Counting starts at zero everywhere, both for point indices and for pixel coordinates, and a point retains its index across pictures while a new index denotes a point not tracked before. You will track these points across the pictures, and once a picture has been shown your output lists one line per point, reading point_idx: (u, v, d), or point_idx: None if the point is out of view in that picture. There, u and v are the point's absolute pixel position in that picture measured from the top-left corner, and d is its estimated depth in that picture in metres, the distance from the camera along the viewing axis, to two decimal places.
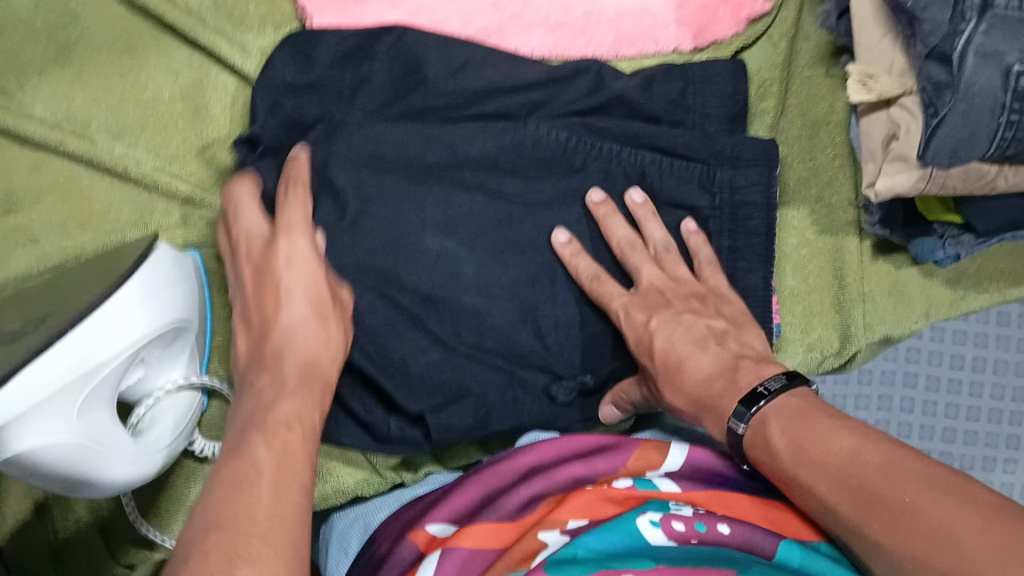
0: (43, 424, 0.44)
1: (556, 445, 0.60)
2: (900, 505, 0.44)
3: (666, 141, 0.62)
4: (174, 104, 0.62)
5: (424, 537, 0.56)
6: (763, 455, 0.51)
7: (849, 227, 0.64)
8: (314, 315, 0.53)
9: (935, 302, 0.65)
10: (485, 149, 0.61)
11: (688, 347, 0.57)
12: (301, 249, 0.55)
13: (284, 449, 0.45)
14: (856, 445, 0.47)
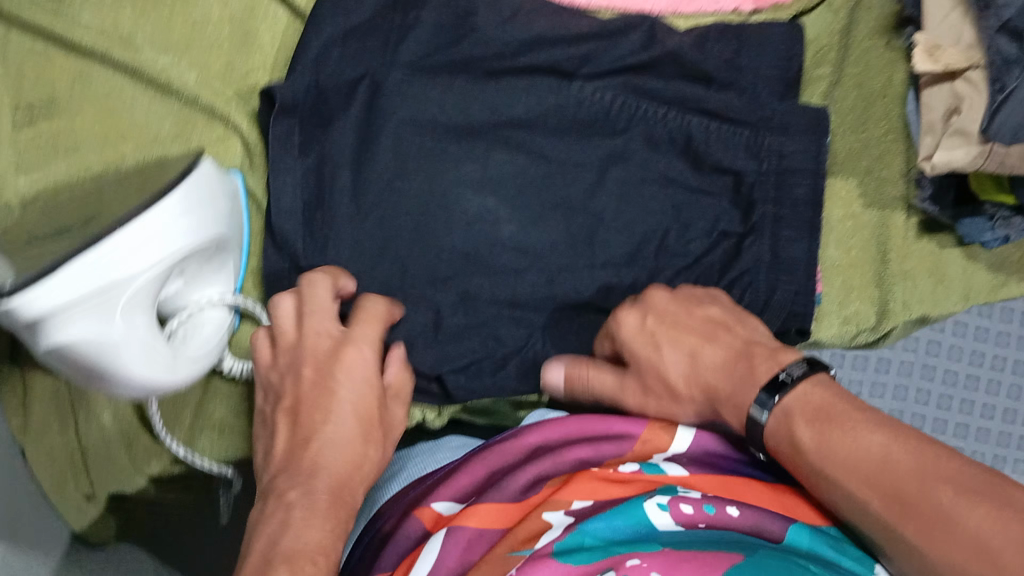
0: (83, 320, 0.44)
1: (565, 421, 0.58)
2: (936, 513, 0.42)
3: (716, 104, 0.60)
4: (221, 28, 0.62)
5: (429, 515, 0.54)
6: (784, 445, 0.48)
7: (898, 202, 0.63)
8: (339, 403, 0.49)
9: (975, 287, 0.65)
10: (529, 108, 0.60)
11: (694, 341, 0.55)
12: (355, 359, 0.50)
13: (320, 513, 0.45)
14: (888, 443, 0.45)
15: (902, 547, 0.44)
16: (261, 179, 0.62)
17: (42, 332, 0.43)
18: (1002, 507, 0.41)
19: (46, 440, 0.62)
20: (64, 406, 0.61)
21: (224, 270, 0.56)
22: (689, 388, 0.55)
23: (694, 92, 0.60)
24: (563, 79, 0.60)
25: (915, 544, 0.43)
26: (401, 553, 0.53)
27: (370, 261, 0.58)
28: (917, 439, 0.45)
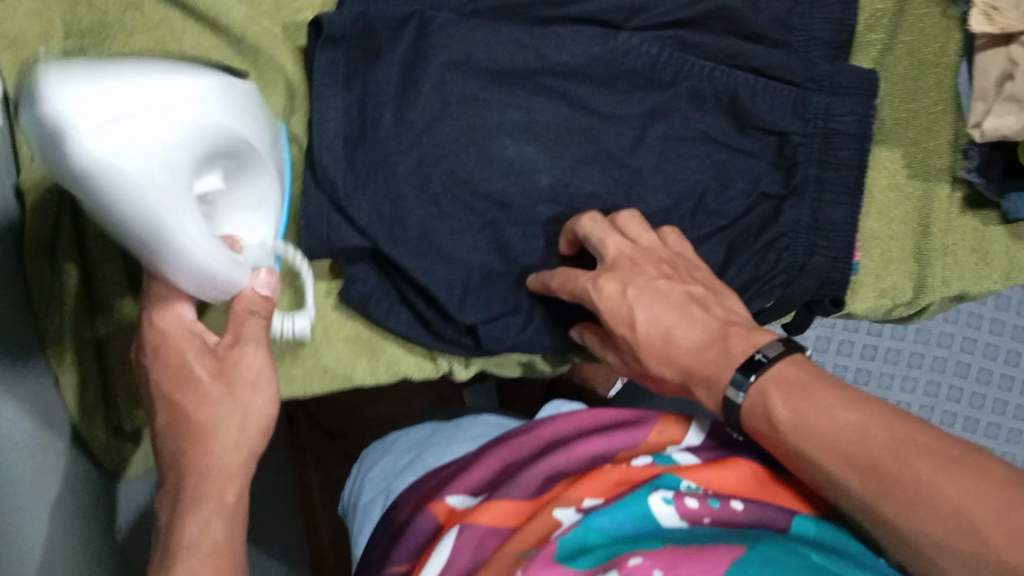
0: (200, 161, 0.42)
1: (577, 418, 0.65)
2: (915, 486, 0.42)
3: (764, 63, 0.59)
4: None
5: (444, 510, 0.60)
6: (762, 428, 0.48)
7: (943, 173, 0.63)
8: (222, 399, 0.46)
9: (1017, 265, 0.64)
10: (575, 58, 0.59)
11: (673, 317, 0.53)
12: (252, 357, 0.47)
13: None
14: (865, 420, 0.44)
15: (884, 523, 0.44)
16: (303, 118, 0.62)
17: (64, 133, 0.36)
18: (980, 479, 0.41)
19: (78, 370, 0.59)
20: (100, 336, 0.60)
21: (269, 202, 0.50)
22: (667, 374, 0.53)
23: (743, 49, 0.59)
24: (610, 30, 0.59)
25: (893, 521, 0.43)
26: (418, 545, 0.59)
27: (409, 202, 0.59)
28: (890, 413, 0.44)
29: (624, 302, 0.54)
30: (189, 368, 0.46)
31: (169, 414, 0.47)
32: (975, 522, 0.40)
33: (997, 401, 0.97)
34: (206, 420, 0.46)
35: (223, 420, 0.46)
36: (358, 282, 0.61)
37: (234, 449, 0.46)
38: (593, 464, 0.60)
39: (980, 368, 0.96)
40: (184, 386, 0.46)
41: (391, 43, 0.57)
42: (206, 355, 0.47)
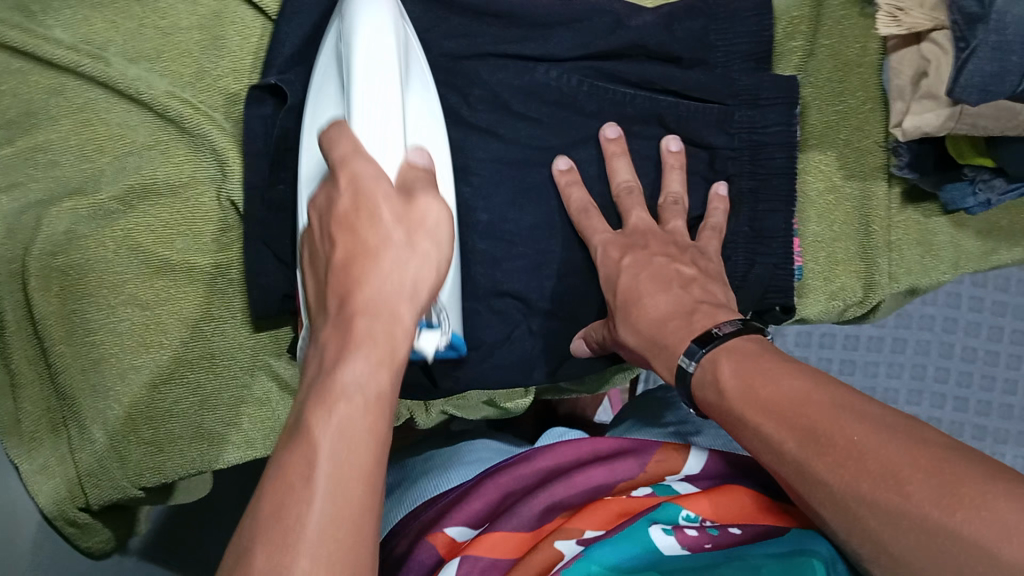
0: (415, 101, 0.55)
1: (575, 448, 0.62)
2: (848, 445, 0.40)
3: (685, 85, 0.61)
4: (191, 34, 0.62)
5: (444, 540, 0.56)
6: (710, 393, 0.48)
7: (879, 171, 0.63)
8: (394, 247, 0.42)
9: (963, 254, 0.64)
10: (499, 93, 0.60)
11: (653, 287, 0.55)
12: (434, 214, 0.44)
13: (349, 444, 0.37)
14: (811, 387, 0.44)
15: (836, 506, 0.42)
16: (238, 182, 0.61)
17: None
18: (913, 442, 0.39)
19: (38, 455, 0.62)
20: (57, 419, 0.63)
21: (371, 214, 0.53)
22: (630, 341, 0.55)
23: (660, 74, 0.61)
24: (528, 65, 0.60)
25: (825, 479, 0.41)
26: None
27: None
28: (838, 384, 0.44)
29: (618, 270, 0.57)
30: (373, 204, 0.43)
31: (337, 253, 0.43)
32: (903, 478, 0.38)
33: (984, 377, 0.95)
34: (377, 258, 0.42)
35: (407, 261, 0.42)
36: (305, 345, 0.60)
37: (407, 293, 0.42)
38: (594, 494, 0.58)
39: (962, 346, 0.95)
40: (354, 238, 0.43)
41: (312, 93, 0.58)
42: (392, 195, 0.44)
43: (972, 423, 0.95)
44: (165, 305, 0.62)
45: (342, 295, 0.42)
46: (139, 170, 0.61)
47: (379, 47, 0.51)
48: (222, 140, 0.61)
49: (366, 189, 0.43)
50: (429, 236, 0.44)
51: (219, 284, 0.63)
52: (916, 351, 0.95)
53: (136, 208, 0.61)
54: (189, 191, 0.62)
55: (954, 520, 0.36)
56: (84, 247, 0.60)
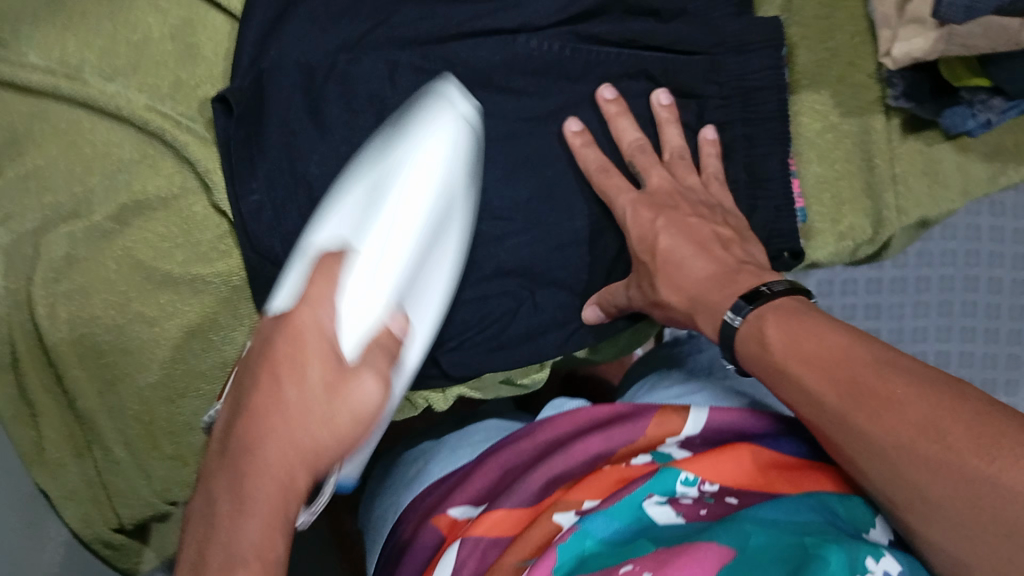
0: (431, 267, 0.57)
1: (573, 418, 0.64)
2: (886, 396, 0.42)
3: (667, 39, 0.60)
4: (164, 45, 0.62)
5: (446, 522, 0.59)
6: (754, 346, 0.49)
7: (876, 105, 0.62)
8: (319, 403, 0.48)
9: (972, 180, 0.63)
10: (482, 68, 0.60)
11: (689, 250, 0.55)
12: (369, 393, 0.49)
13: (275, 500, 0.44)
14: (849, 343, 0.44)
15: (866, 453, 0.43)
16: (223, 191, 0.60)
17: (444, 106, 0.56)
18: (953, 396, 0.41)
19: (66, 479, 0.63)
20: (81, 443, 0.63)
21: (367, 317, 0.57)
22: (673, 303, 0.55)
23: (642, 29, 0.60)
24: (506, 37, 0.60)
25: (865, 432, 0.42)
26: (419, 562, 0.58)
27: None
28: (877, 342, 0.45)
29: (654, 231, 0.57)
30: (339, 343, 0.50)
31: (260, 387, 0.48)
32: (941, 425, 0.40)
33: None
34: (294, 416, 0.47)
35: (360, 399, 0.49)
36: None
37: (305, 452, 0.46)
38: (594, 464, 0.60)
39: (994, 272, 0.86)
40: (298, 385, 0.48)
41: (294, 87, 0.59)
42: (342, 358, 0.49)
43: None
44: (172, 320, 0.62)
45: (247, 429, 0.47)
46: (129, 184, 0.61)
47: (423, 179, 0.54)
48: (205, 155, 0.60)
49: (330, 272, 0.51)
50: (353, 416, 0.48)
51: (223, 291, 0.63)
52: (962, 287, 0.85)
53: (130, 224, 0.61)
54: (181, 201, 0.62)
55: (987, 470, 0.38)
56: (85, 270, 0.60)
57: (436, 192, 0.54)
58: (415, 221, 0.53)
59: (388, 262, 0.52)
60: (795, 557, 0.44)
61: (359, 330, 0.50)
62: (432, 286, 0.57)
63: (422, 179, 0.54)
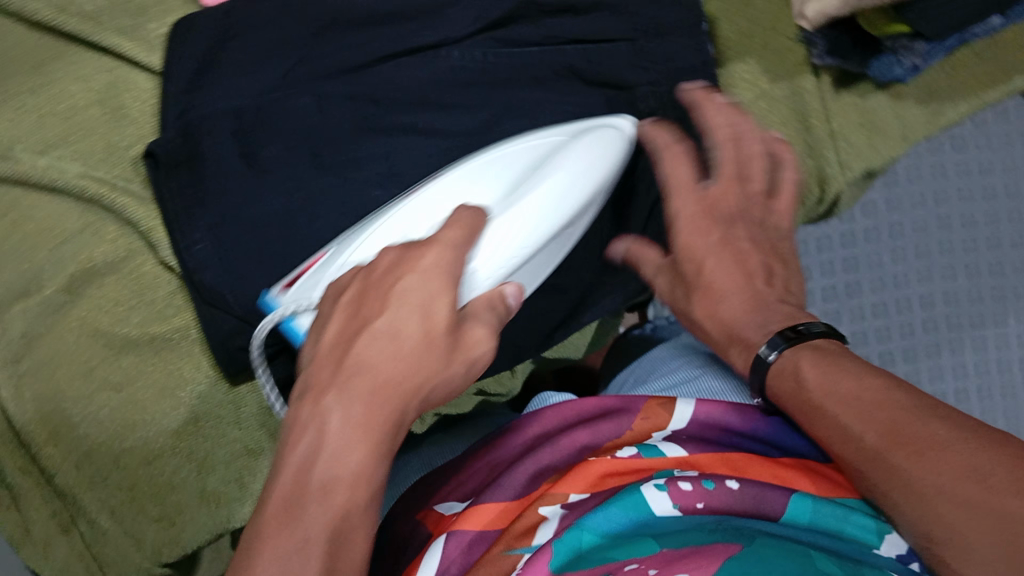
0: (542, 258, 0.56)
1: (561, 411, 0.64)
2: (931, 438, 0.44)
3: (588, 32, 0.61)
4: (90, 111, 0.61)
5: (433, 517, 0.60)
6: (791, 384, 0.51)
7: (803, 66, 0.63)
8: (445, 356, 0.45)
9: (910, 125, 0.63)
10: (410, 89, 0.60)
11: (738, 280, 0.56)
12: (478, 336, 0.46)
13: (368, 434, 0.43)
14: (888, 389, 0.47)
15: (890, 476, 0.45)
16: (168, 249, 0.60)
17: (623, 132, 0.59)
18: (994, 439, 0.43)
19: (55, 555, 0.63)
20: (64, 518, 0.63)
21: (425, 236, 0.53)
22: (709, 330, 0.57)
23: (570, 27, 0.61)
24: (428, 53, 0.60)
25: (901, 469, 0.44)
26: (408, 554, 0.59)
27: None
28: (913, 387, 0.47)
29: (705, 250, 0.57)
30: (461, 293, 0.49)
31: (387, 317, 0.45)
32: (983, 468, 0.42)
33: (989, 240, 0.90)
34: (423, 359, 0.44)
35: (469, 358, 0.46)
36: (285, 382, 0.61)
37: (416, 392, 0.44)
38: (580, 456, 0.60)
39: None
40: (421, 326, 0.45)
41: (228, 136, 0.58)
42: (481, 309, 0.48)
43: (988, 287, 0.91)
44: (139, 382, 0.61)
45: (360, 354, 0.44)
46: (75, 255, 0.61)
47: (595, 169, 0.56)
48: (143, 213, 0.60)
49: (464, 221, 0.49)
50: (465, 365, 0.46)
51: (182, 346, 0.63)
52: (919, 231, 0.89)
53: (83, 293, 0.61)
54: (128, 263, 0.62)
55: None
56: (44, 348, 0.60)
57: (586, 185, 0.55)
58: (562, 209, 0.54)
59: (526, 226, 0.52)
60: (774, 556, 0.47)
61: (480, 280, 0.50)
62: (531, 271, 0.56)
63: (581, 168, 0.55)
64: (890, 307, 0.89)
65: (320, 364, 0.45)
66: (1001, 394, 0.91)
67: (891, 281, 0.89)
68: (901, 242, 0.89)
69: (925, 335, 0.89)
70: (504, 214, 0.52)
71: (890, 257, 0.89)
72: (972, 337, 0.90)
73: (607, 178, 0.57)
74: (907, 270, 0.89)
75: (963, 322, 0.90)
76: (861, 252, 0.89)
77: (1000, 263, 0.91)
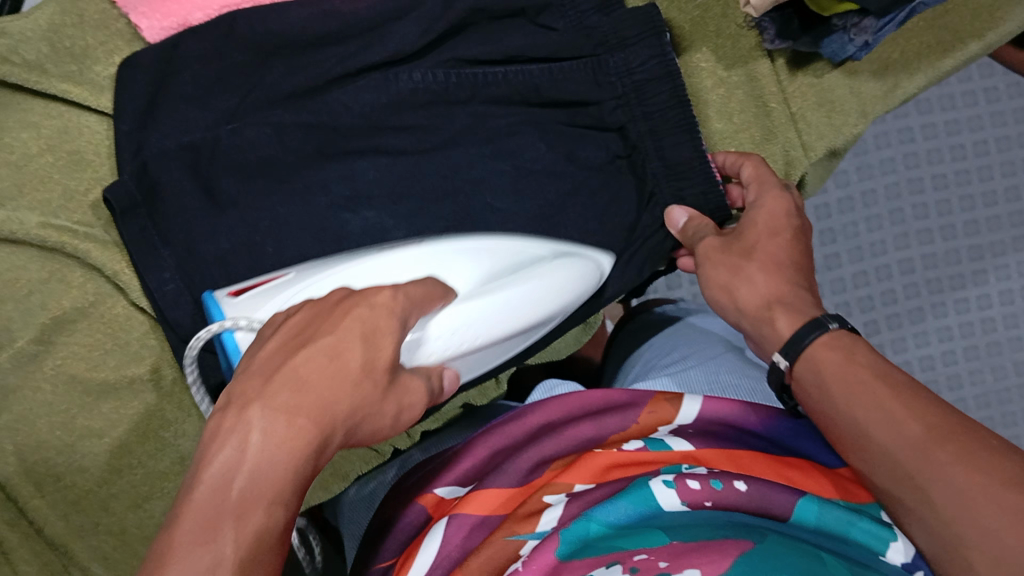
0: (505, 348, 0.59)
1: (563, 403, 0.61)
2: (981, 443, 0.46)
3: (544, 45, 0.61)
4: (44, 159, 0.61)
5: (431, 501, 0.60)
6: (836, 355, 0.51)
7: (757, 51, 0.63)
8: (369, 391, 0.43)
9: (866, 99, 0.63)
10: (366, 113, 0.60)
11: (772, 268, 0.56)
12: (416, 386, 0.48)
13: (282, 444, 0.40)
14: (918, 392, 0.49)
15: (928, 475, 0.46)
16: (138, 289, 0.60)
17: (599, 259, 0.61)
18: None
19: None
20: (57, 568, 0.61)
21: (381, 279, 0.55)
22: (726, 308, 0.58)
23: (518, 44, 0.60)
24: (384, 72, 0.60)
25: (946, 466, 0.45)
26: (405, 540, 0.60)
27: None
28: (955, 416, 0.47)
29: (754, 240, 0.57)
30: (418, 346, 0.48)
31: (327, 341, 0.43)
32: None
33: (963, 198, 0.94)
34: (349, 393, 0.43)
35: (384, 410, 0.45)
36: None
37: (345, 420, 0.42)
38: (582, 450, 0.60)
39: (933, 177, 0.94)
40: (362, 357, 0.43)
41: (185, 170, 0.57)
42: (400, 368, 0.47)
43: (966, 246, 0.94)
44: (120, 427, 0.62)
45: (293, 372, 0.42)
46: (44, 304, 0.59)
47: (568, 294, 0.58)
48: (107, 258, 0.60)
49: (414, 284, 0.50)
50: (395, 409, 0.46)
51: (160, 385, 0.63)
52: (890, 198, 0.94)
53: (55, 342, 0.60)
54: (98, 307, 0.61)
55: None
56: (21, 398, 0.59)
57: (553, 301, 0.58)
58: (527, 315, 0.56)
59: (488, 325, 0.54)
60: (778, 550, 0.47)
61: (431, 348, 0.52)
62: (488, 359, 0.59)
63: (553, 286, 0.58)
64: (870, 274, 0.94)
65: (281, 341, 0.44)
66: (988, 353, 0.95)
67: (868, 250, 0.94)
68: (875, 209, 0.94)
69: (906, 299, 0.94)
70: (468, 300, 0.54)
71: (866, 226, 0.94)
72: (951, 300, 0.94)
73: (577, 299, 0.60)
74: (884, 237, 0.94)
75: (943, 285, 0.94)
76: (837, 224, 0.94)
77: (977, 220, 0.94)
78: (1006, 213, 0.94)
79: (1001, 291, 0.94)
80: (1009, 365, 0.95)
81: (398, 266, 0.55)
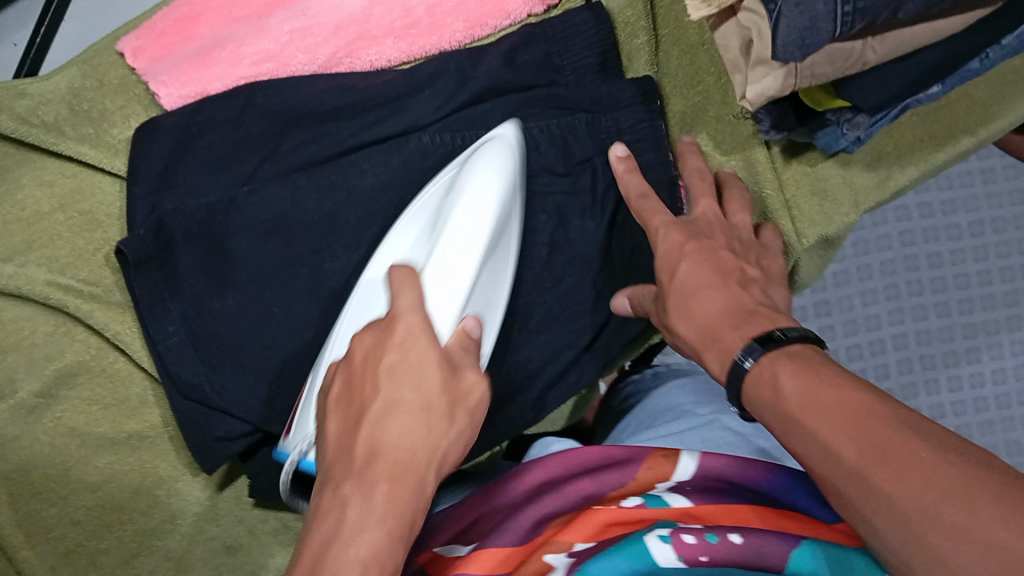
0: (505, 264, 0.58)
1: (564, 460, 0.59)
2: None
3: (549, 122, 0.63)
4: (56, 217, 0.63)
5: (428, 557, 0.56)
6: (766, 394, 0.46)
7: (754, 138, 0.65)
8: (443, 418, 0.45)
9: (860, 191, 0.65)
10: (376, 179, 0.61)
11: None
12: (462, 389, 0.47)
13: (365, 505, 0.42)
14: None
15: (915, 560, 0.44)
16: (140, 349, 0.61)
17: (499, 129, 0.58)
18: None
19: None
20: None
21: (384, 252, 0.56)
22: None
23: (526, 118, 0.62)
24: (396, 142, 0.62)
25: None
26: None
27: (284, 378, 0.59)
28: None
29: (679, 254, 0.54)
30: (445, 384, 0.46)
31: (383, 396, 0.45)
32: None
33: (957, 277, 0.96)
34: (425, 438, 0.45)
35: (442, 441, 0.45)
36: (259, 473, 0.63)
37: (426, 468, 0.44)
38: (583, 508, 0.56)
39: (928, 255, 0.96)
40: (413, 390, 0.45)
41: (192, 231, 0.58)
42: (438, 373, 0.46)
43: (960, 324, 0.95)
44: (114, 482, 0.62)
45: (383, 433, 0.44)
46: (48, 359, 0.61)
47: (497, 157, 0.55)
48: (110, 318, 0.61)
49: (403, 346, 0.46)
50: (467, 415, 0.47)
51: (158, 441, 0.64)
52: (884, 273, 0.95)
53: (58, 396, 0.61)
54: (100, 360, 0.63)
55: None
56: (19, 449, 0.60)
57: (504, 185, 0.54)
58: (485, 221, 0.53)
59: (458, 270, 0.52)
60: None
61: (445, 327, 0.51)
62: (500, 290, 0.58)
63: (491, 173, 0.54)
64: (864, 349, 0.95)
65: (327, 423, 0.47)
66: (980, 432, 0.95)
67: (862, 324, 0.95)
68: (870, 284, 0.95)
69: (900, 374, 0.95)
70: (435, 266, 0.52)
71: (861, 299, 0.95)
72: (946, 377, 0.95)
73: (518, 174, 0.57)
74: (879, 311, 0.95)
75: (935, 361, 0.95)
76: (832, 296, 0.95)
77: (971, 299, 0.95)
78: (1000, 293, 0.96)
79: (994, 370, 0.95)
80: (1001, 445, 0.96)
81: (373, 292, 0.56)
